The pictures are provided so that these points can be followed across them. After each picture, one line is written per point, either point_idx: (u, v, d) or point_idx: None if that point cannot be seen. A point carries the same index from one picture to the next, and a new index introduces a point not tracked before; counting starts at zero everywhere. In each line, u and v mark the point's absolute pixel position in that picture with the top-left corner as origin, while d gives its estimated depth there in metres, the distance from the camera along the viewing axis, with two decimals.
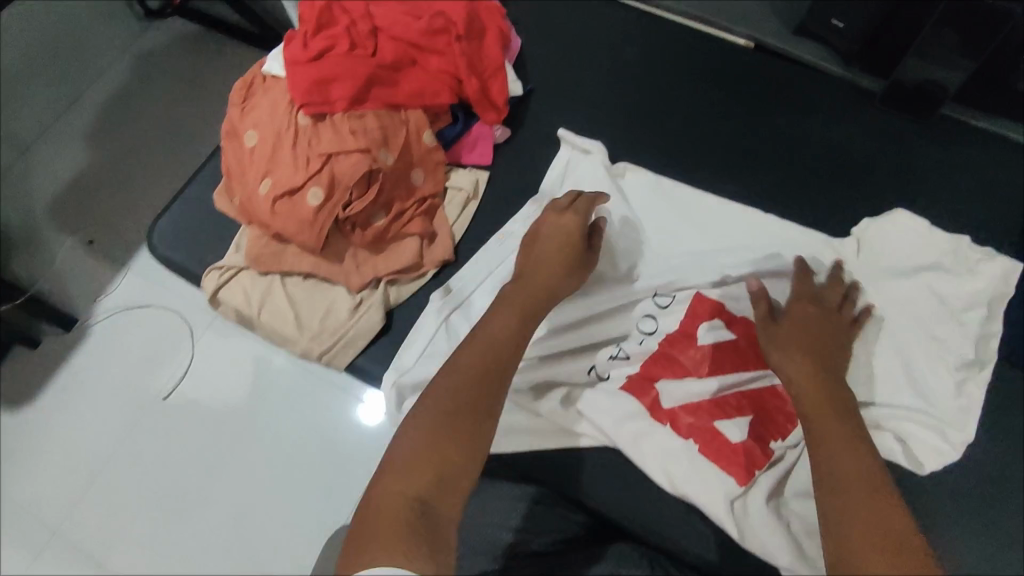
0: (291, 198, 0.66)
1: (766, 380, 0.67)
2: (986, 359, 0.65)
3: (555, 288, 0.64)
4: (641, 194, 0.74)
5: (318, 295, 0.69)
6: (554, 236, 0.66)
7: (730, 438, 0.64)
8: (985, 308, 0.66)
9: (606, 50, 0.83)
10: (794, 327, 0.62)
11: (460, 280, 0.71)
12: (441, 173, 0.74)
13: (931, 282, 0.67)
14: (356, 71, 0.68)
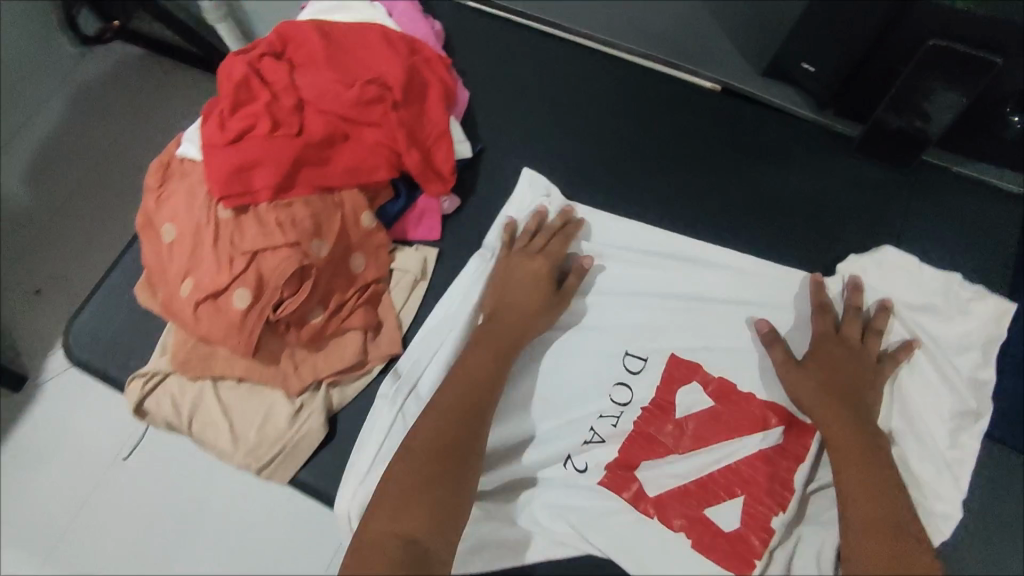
0: (216, 302, 0.61)
1: (749, 454, 0.65)
2: (983, 410, 0.64)
3: (531, 323, 0.64)
4: (601, 244, 0.72)
5: (255, 399, 0.65)
6: (529, 275, 0.66)
7: (722, 526, 0.63)
8: (977, 351, 0.65)
9: (564, 101, 0.79)
10: (819, 371, 0.62)
11: (412, 362, 0.66)
12: (384, 256, 0.68)
13: (918, 322, 0.67)
14: (278, 155, 0.61)
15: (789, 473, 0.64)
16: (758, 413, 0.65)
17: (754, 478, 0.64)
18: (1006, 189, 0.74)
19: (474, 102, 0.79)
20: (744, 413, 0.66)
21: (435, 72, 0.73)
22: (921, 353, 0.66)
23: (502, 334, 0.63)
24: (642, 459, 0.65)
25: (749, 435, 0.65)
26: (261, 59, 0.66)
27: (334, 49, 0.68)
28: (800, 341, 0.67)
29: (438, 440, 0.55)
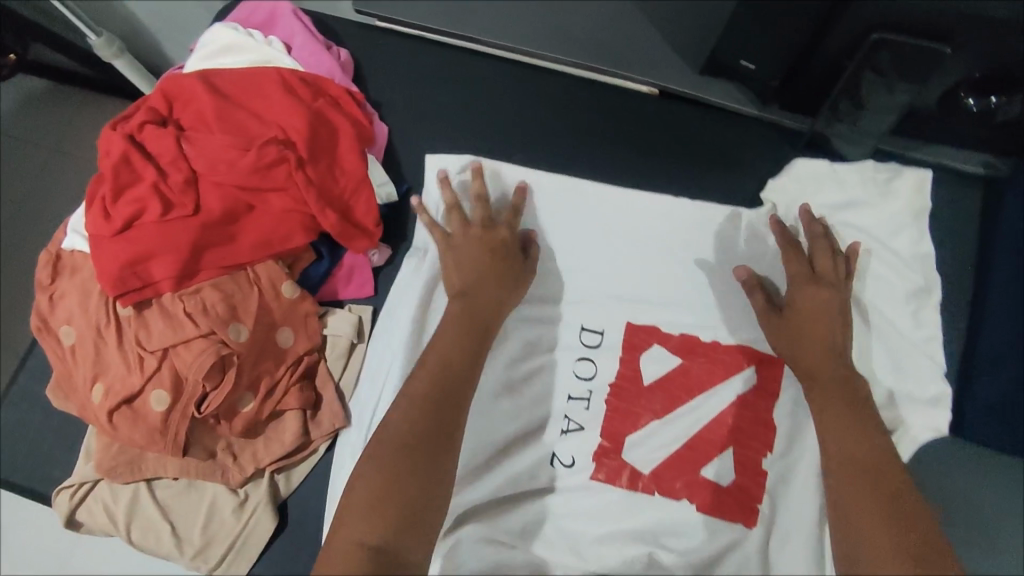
0: (132, 407, 0.56)
1: (728, 401, 0.63)
2: (934, 283, 0.65)
3: (499, 302, 0.61)
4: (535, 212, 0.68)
5: (196, 496, 0.61)
6: (485, 254, 0.62)
7: (722, 482, 0.61)
8: (913, 226, 0.67)
9: (493, 119, 0.73)
10: (797, 315, 0.61)
11: (367, 390, 0.64)
12: (314, 324, 0.63)
13: (857, 225, 0.67)
14: (174, 242, 0.56)
15: (768, 412, 0.63)
16: (728, 360, 0.64)
17: (739, 425, 0.62)
18: (961, 169, 0.70)
19: (394, 135, 0.72)
20: (711, 360, 0.64)
21: (345, 114, 0.67)
22: (868, 255, 0.66)
23: (467, 323, 0.59)
24: (626, 433, 0.62)
25: (722, 382, 0.64)
26: (143, 128, 0.59)
27: (226, 105, 0.62)
28: (758, 282, 0.65)
29: (410, 433, 0.52)
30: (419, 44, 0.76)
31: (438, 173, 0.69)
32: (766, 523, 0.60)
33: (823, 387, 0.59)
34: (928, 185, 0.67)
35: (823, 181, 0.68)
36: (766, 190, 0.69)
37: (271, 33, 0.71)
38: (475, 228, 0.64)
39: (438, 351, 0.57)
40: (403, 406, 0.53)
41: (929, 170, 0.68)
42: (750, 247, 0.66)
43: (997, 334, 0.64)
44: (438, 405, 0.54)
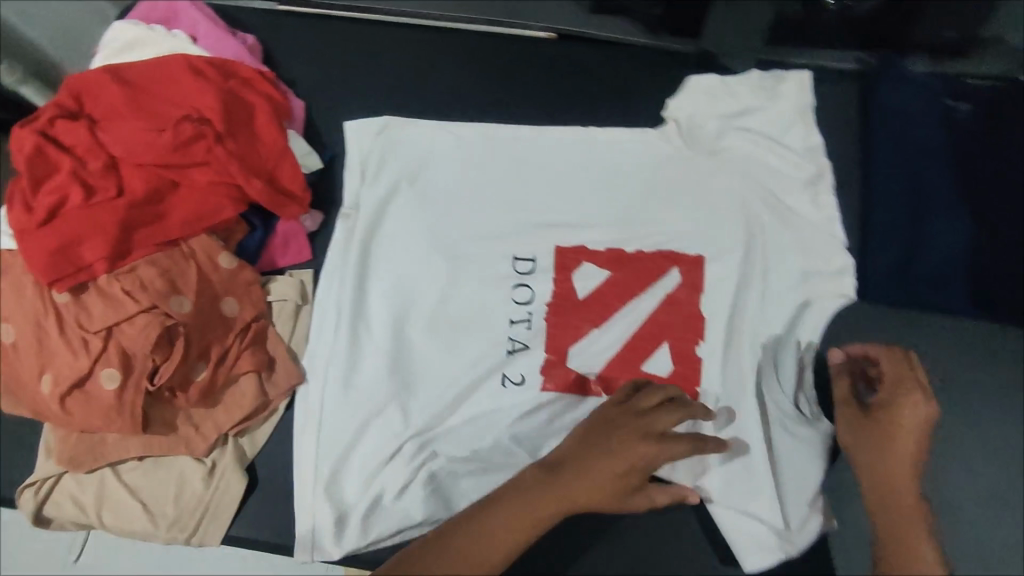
0: (83, 390, 0.58)
1: (657, 301, 0.68)
2: (824, 169, 0.70)
3: (642, 463, 0.53)
4: (455, 159, 0.72)
5: (163, 472, 0.62)
6: (621, 447, 0.54)
7: (660, 373, 0.66)
8: (802, 124, 0.71)
9: (403, 82, 0.76)
10: (891, 423, 0.57)
11: (318, 348, 0.66)
12: (257, 292, 0.65)
13: (752, 130, 0.72)
14: (101, 224, 0.57)
15: (695, 305, 0.68)
16: (653, 264, 0.69)
17: (670, 320, 0.67)
18: (840, 67, 0.76)
19: (310, 109, 0.75)
20: (638, 268, 0.69)
21: (257, 90, 0.68)
22: (765, 154, 0.71)
23: (565, 491, 0.52)
24: (569, 344, 0.66)
25: (651, 285, 0.68)
26: (54, 122, 0.61)
27: (136, 92, 0.63)
28: (668, 193, 0.71)
29: (486, 554, 0.48)
30: (321, 18, 0.78)
31: (358, 140, 0.72)
32: (705, 402, 0.66)
33: (869, 461, 0.57)
34: (809, 85, 0.72)
35: (718, 93, 0.72)
36: (665, 107, 0.74)
37: (174, 28, 0.73)
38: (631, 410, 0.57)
39: (486, 532, 0.49)
40: (470, 534, 0.49)
41: (808, 71, 0.73)
42: (656, 163, 0.72)
43: (884, 207, 0.70)
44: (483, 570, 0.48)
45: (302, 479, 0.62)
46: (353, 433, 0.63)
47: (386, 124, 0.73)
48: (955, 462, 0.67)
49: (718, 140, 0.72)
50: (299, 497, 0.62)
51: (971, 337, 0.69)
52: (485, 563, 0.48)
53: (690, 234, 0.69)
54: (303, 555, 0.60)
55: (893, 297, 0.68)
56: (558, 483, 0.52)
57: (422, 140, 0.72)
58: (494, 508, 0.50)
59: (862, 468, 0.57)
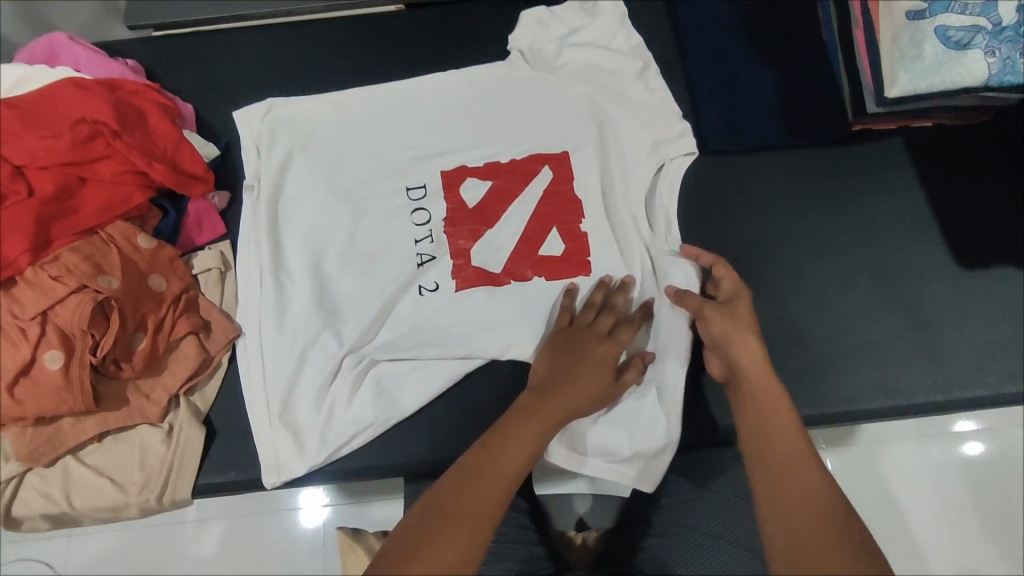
0: (30, 376, 0.62)
1: (537, 197, 0.77)
2: (648, 61, 0.84)
3: (607, 357, 0.68)
4: (336, 121, 0.80)
5: (123, 446, 0.66)
6: (594, 356, 0.67)
7: (556, 253, 0.75)
8: (623, 30, 0.84)
9: (279, 71, 0.85)
10: (737, 315, 0.67)
11: (247, 306, 0.72)
12: (181, 266, 0.71)
13: (584, 42, 0.84)
14: (18, 222, 0.63)
15: (571, 191, 0.77)
16: (527, 167, 0.78)
17: (553, 208, 0.77)
18: None
19: (199, 110, 0.83)
20: (514, 172, 0.78)
21: (147, 97, 0.74)
22: (600, 59, 0.83)
23: (564, 403, 0.64)
24: (470, 247, 0.75)
25: (529, 184, 0.78)
26: None
27: (29, 112, 0.69)
28: (527, 108, 0.81)
29: (500, 472, 0.57)
30: (193, 32, 0.87)
31: (247, 124, 0.80)
32: (597, 266, 0.75)
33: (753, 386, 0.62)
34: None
35: (548, 21, 0.84)
36: (508, 44, 0.85)
37: (56, 65, 0.79)
38: (586, 327, 0.70)
39: (502, 452, 0.58)
40: (476, 459, 0.57)
41: None
42: (510, 85, 0.82)
43: (701, 78, 0.84)
44: (504, 481, 0.56)
45: (258, 417, 0.68)
46: (294, 365, 0.69)
47: (271, 104, 0.80)
48: (818, 262, 0.77)
49: (558, 59, 0.83)
50: (259, 432, 0.68)
51: (805, 159, 0.81)
52: (504, 477, 0.57)
53: (552, 135, 0.80)
54: (272, 478, 0.67)
55: (728, 146, 0.81)
56: (551, 396, 0.64)
57: (302, 113, 0.80)
58: (492, 444, 0.59)
59: (740, 366, 0.64)
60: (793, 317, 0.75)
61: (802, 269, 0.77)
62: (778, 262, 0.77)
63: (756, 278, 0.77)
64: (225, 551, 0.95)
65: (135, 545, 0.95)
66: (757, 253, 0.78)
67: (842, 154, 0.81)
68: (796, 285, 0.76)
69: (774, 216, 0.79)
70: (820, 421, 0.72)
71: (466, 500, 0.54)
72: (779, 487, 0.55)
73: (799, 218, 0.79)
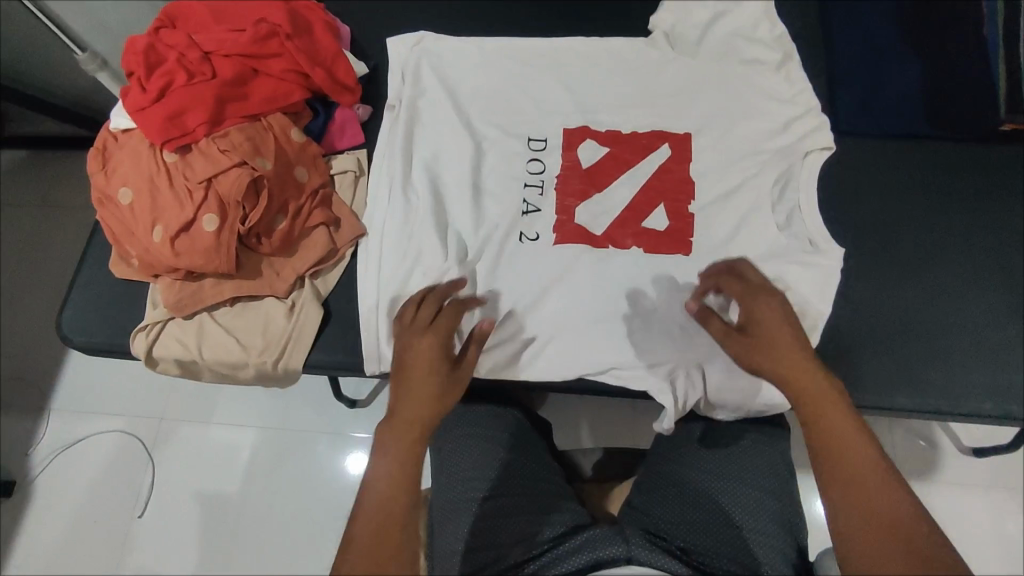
0: (189, 233, 0.69)
1: (651, 171, 0.78)
2: (791, 50, 0.82)
3: (432, 351, 0.61)
4: (476, 60, 0.85)
5: (250, 314, 0.73)
6: (421, 355, 0.61)
7: (658, 228, 0.75)
8: (767, 15, 0.83)
9: (431, 7, 0.90)
10: (760, 334, 0.60)
11: (373, 211, 0.77)
12: (322, 164, 0.77)
13: (726, 20, 0.84)
14: (202, 97, 0.71)
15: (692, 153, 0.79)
16: (647, 141, 0.80)
17: (664, 184, 0.77)
18: None
19: (355, 33, 0.89)
20: (634, 143, 0.79)
21: (315, 10, 0.82)
22: (739, 35, 0.83)
23: (416, 401, 0.58)
24: (577, 206, 0.77)
25: (646, 158, 0.79)
26: (159, 33, 0.75)
27: (222, 14, 0.78)
28: (660, 72, 0.83)
29: (393, 474, 0.55)
30: None
31: (397, 50, 0.86)
32: (712, 226, 0.75)
33: (805, 390, 0.57)
34: None
35: (692, 6, 0.84)
36: (650, 20, 0.86)
37: None
38: (411, 325, 0.64)
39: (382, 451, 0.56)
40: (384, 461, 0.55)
41: None
42: (646, 47, 0.84)
43: (846, 60, 0.82)
44: (392, 529, 0.52)
45: (366, 312, 0.72)
46: (408, 269, 0.74)
47: (420, 38, 0.86)
48: (941, 258, 0.75)
49: (700, 44, 0.84)
50: (366, 324, 0.72)
51: (945, 153, 0.78)
52: (400, 476, 0.54)
53: (680, 106, 0.81)
54: (373, 367, 0.71)
55: (863, 128, 0.79)
56: (393, 425, 0.57)
57: (447, 47, 0.86)
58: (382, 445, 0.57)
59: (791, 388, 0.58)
60: (906, 311, 0.73)
61: (923, 261, 0.74)
62: (899, 253, 0.75)
63: (875, 264, 0.75)
64: (311, 442, 1.08)
65: (234, 419, 1.09)
66: (880, 240, 0.75)
67: (986, 153, 0.78)
68: (914, 275, 0.74)
69: (902, 205, 0.77)
70: (920, 414, 0.70)
71: (386, 510, 0.53)
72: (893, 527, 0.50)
73: (930, 214, 0.76)
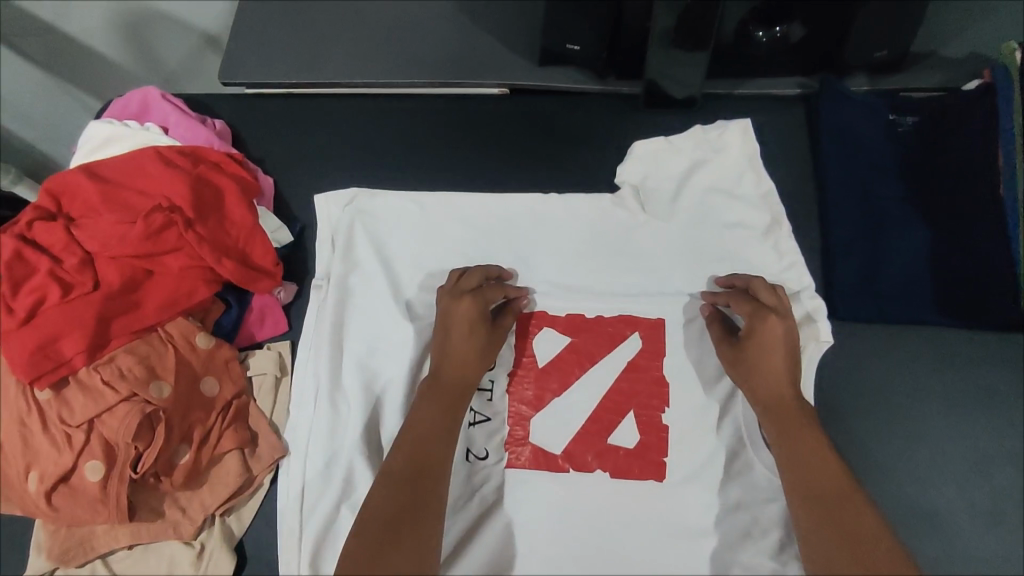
0: (68, 484, 0.59)
1: (618, 370, 0.69)
2: (779, 212, 0.72)
3: (471, 322, 0.66)
4: (419, 223, 0.74)
5: (154, 559, 0.63)
6: (465, 322, 0.66)
7: (626, 445, 0.66)
8: (751, 169, 0.74)
9: (371, 151, 0.80)
10: (746, 343, 0.65)
11: (296, 423, 0.67)
12: (236, 368, 0.66)
13: (702, 175, 0.74)
14: (79, 318, 0.60)
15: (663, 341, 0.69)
16: (613, 329, 0.70)
17: (634, 385, 0.68)
18: (782, 95, 0.80)
19: (279, 184, 0.78)
20: (598, 332, 0.70)
21: (226, 174, 0.70)
22: (718, 192, 0.73)
23: (455, 375, 0.64)
24: (532, 414, 0.68)
25: (613, 350, 0.69)
26: (34, 226, 0.64)
27: (112, 191, 0.66)
28: (631, 239, 0.72)
29: (426, 455, 0.60)
30: (289, 98, 0.82)
31: (326, 210, 0.74)
32: (683, 442, 0.66)
33: (776, 396, 0.62)
34: (752, 129, 0.75)
35: (665, 153, 0.74)
36: (617, 174, 0.75)
37: (147, 122, 0.77)
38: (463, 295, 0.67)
39: (414, 422, 0.62)
40: (412, 443, 0.60)
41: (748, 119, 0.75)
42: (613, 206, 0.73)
43: (841, 223, 0.73)
44: (415, 492, 0.57)
45: (286, 559, 0.62)
46: (334, 507, 0.64)
47: (356, 198, 0.74)
48: (949, 476, 0.66)
49: (675, 204, 0.73)
50: (286, 574, 0.62)
51: (953, 342, 0.69)
52: (436, 453, 0.60)
53: (653, 286, 0.71)
54: None
55: (862, 309, 0.70)
56: (434, 403, 0.63)
57: (385, 207, 0.74)
58: (417, 425, 0.62)
59: (758, 389, 0.63)
60: (914, 543, 0.64)
61: (928, 478, 0.66)
62: (904, 466, 0.66)
63: (878, 483, 0.65)
64: None
65: None
66: (882, 451, 0.66)
67: (1000, 342, 0.69)
68: (917, 495, 0.65)
69: (903, 405, 0.68)
70: None
71: (416, 490, 0.57)
72: (844, 529, 0.54)
73: (940, 420, 0.67)
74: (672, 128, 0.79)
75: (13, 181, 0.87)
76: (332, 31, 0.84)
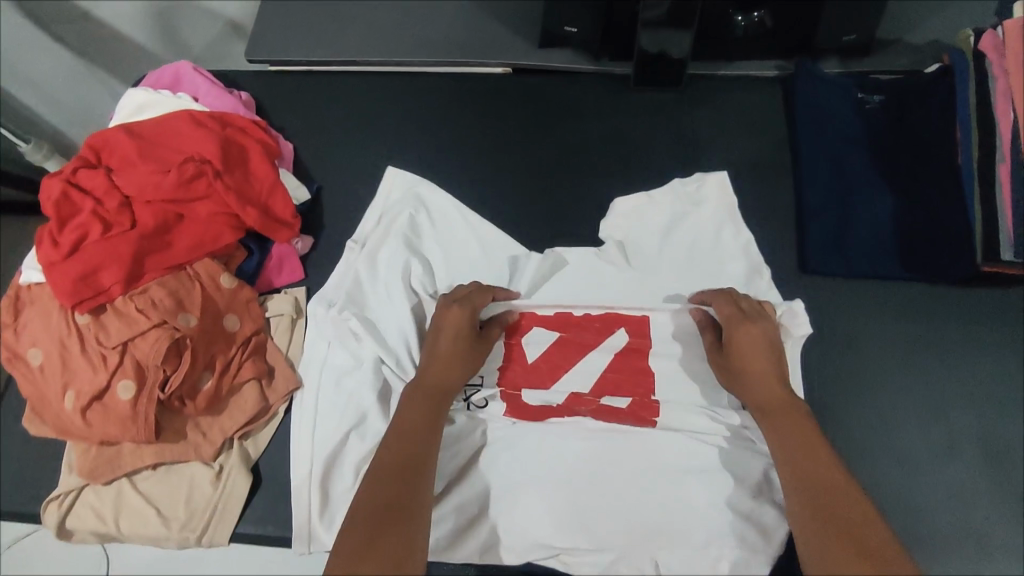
0: (101, 403, 0.64)
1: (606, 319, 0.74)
2: (760, 263, 0.76)
3: (460, 324, 0.67)
4: (447, 215, 0.79)
5: (176, 478, 0.68)
6: (453, 325, 0.67)
7: (619, 406, 0.70)
8: (730, 222, 0.78)
9: (383, 120, 0.87)
10: (731, 351, 0.66)
11: (311, 357, 0.72)
12: (256, 308, 0.72)
13: None
14: (117, 253, 0.66)
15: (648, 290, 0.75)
16: (601, 325, 0.74)
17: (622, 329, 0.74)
18: (758, 75, 0.87)
19: (299, 149, 0.85)
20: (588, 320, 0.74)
21: (251, 136, 0.77)
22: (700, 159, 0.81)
23: (441, 373, 0.65)
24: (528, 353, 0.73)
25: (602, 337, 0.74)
26: (78, 173, 0.71)
27: (148, 146, 0.73)
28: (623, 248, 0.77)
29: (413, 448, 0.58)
30: (308, 73, 0.90)
31: (394, 181, 0.81)
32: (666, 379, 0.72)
33: (765, 401, 0.62)
34: (728, 183, 0.80)
35: (644, 207, 0.78)
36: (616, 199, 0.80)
37: (178, 91, 0.84)
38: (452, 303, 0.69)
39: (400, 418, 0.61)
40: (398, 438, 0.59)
41: (722, 171, 0.81)
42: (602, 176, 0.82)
43: (814, 188, 0.79)
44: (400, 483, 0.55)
45: (298, 477, 0.68)
46: (341, 436, 0.69)
47: (413, 183, 0.81)
48: (911, 415, 0.71)
49: (656, 243, 0.77)
50: (297, 489, 0.67)
51: (913, 296, 0.75)
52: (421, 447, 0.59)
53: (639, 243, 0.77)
54: (301, 547, 0.66)
55: (831, 265, 0.76)
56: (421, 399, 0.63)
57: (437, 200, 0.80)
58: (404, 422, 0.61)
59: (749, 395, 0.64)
60: (877, 475, 0.69)
61: (890, 416, 0.71)
62: (869, 405, 0.72)
63: (844, 419, 0.71)
64: None
65: None
66: (848, 391, 0.72)
67: (956, 295, 0.75)
68: (879, 431, 0.71)
69: (867, 350, 0.74)
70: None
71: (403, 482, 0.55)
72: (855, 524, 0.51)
73: (902, 365, 0.73)
74: (659, 104, 0.86)
75: (45, 156, 0.91)
76: (351, 15, 0.92)
